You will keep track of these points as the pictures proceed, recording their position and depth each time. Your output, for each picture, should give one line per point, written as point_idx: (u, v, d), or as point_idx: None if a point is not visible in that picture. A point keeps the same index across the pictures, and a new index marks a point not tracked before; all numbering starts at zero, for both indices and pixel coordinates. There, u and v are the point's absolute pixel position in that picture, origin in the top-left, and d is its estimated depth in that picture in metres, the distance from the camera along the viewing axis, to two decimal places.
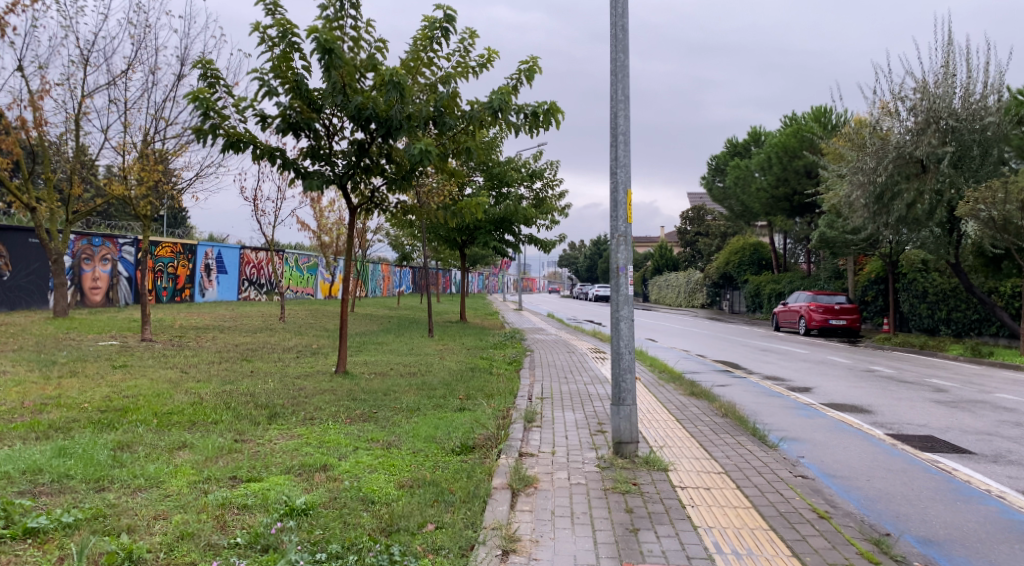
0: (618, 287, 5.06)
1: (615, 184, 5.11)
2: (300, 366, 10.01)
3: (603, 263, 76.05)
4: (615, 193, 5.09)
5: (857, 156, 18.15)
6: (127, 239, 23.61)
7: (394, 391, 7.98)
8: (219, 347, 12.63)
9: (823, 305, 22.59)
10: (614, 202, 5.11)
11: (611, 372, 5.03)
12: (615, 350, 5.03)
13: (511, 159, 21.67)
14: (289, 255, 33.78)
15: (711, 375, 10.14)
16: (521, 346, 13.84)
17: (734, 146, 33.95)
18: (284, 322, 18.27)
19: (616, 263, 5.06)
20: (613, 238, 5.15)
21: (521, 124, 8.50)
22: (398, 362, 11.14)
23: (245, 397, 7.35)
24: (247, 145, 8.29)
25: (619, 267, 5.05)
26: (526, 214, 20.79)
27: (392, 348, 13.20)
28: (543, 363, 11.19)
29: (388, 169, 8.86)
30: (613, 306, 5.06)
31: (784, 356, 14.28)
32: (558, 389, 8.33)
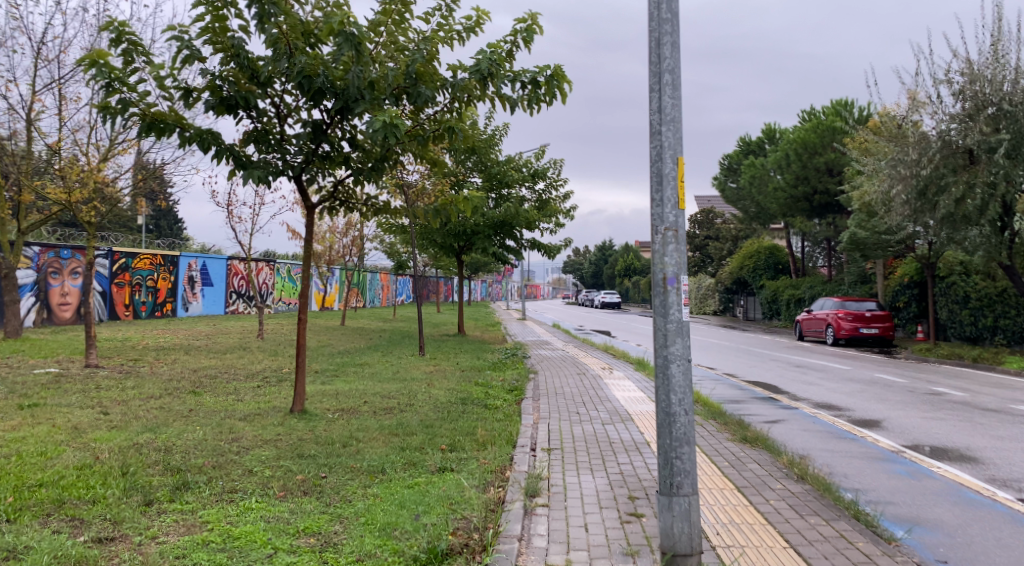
0: (665, 312, 3.30)
1: (658, 151, 3.34)
2: (255, 402, 8.24)
3: (609, 269, 74.04)
4: (659, 164, 3.31)
5: (893, 148, 16.38)
6: (103, 251, 22.30)
7: (357, 440, 6.18)
8: (174, 374, 10.86)
9: (853, 312, 20.73)
10: (658, 177, 3.33)
11: (659, 445, 3.32)
12: (664, 408, 3.32)
13: (510, 157, 19.92)
14: (280, 265, 32.10)
15: (757, 406, 8.32)
16: (523, 366, 12.03)
17: (747, 144, 32.19)
18: (262, 340, 16.52)
19: (662, 273, 3.30)
20: (656, 233, 3.38)
21: (518, 96, 6.77)
22: (376, 391, 9.34)
23: (158, 453, 5.53)
24: (171, 128, 6.49)
25: (667, 279, 3.30)
26: (528, 216, 19.00)
27: (375, 372, 11.40)
28: (549, 390, 9.41)
29: (354, 158, 7.14)
30: (659, 341, 3.31)
31: (824, 374, 12.43)
32: (570, 432, 6.58)
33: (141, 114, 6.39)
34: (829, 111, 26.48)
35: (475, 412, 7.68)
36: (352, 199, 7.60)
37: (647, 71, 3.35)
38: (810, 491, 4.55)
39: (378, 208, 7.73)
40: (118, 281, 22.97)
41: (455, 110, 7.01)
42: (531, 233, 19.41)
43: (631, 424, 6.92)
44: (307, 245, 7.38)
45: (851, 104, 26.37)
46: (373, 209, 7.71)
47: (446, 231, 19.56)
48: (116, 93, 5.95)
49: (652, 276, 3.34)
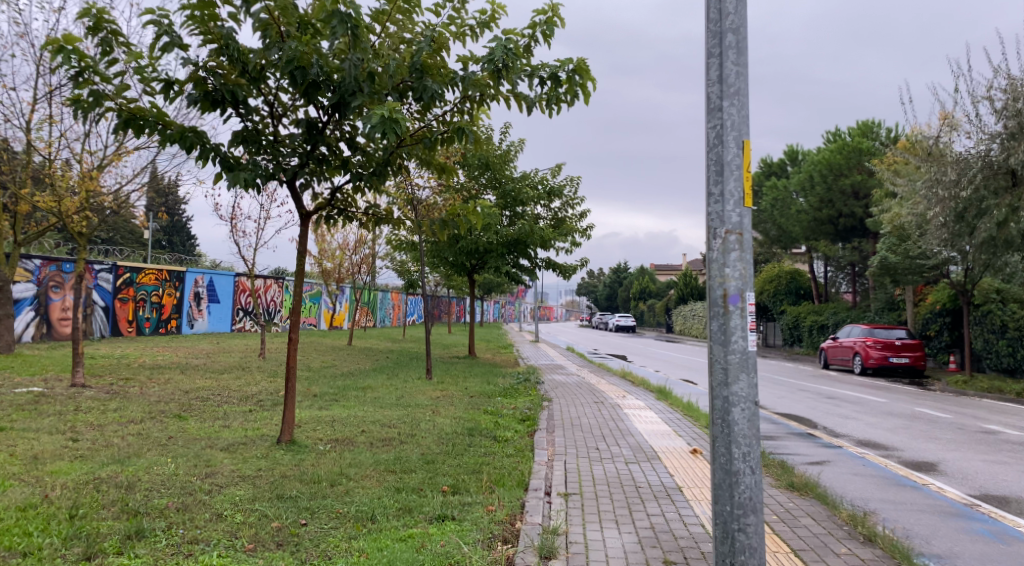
0: (727, 345, 3.13)
1: (719, 142, 3.21)
2: (243, 430, 7.53)
3: (623, 293, 73.14)
4: (721, 158, 3.19)
5: (929, 168, 15.62)
6: (104, 265, 21.82)
7: (348, 479, 5.44)
8: (163, 396, 10.16)
9: (881, 340, 19.80)
10: (720, 170, 3.21)
11: (718, 501, 3.15)
12: (726, 457, 3.13)
13: (525, 174, 19.29)
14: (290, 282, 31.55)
15: (794, 444, 7.50)
16: (535, 393, 11.26)
17: (768, 166, 31.39)
18: (264, 360, 15.85)
19: (725, 294, 3.16)
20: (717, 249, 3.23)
21: (535, 97, 6.16)
22: (376, 419, 8.60)
23: (116, 490, 4.81)
24: (152, 126, 5.87)
25: (729, 299, 3.15)
26: (543, 235, 18.34)
27: (377, 397, 10.65)
28: (565, 421, 8.66)
29: (356, 161, 6.54)
30: (721, 378, 3.15)
31: (859, 406, 11.57)
32: (590, 472, 5.82)
33: (119, 110, 5.79)
34: (855, 132, 25.78)
35: (483, 446, 6.94)
36: (352, 208, 6.95)
37: (707, 31, 3.26)
38: (884, 558, 3.76)
39: (381, 218, 7.07)
40: (121, 296, 22.48)
41: (466, 111, 6.40)
42: (545, 252, 18.72)
43: (659, 463, 6.15)
44: (300, 257, 6.73)
45: (878, 125, 25.67)
46: (376, 218, 7.05)
47: (458, 248, 18.90)
48: (87, 83, 5.34)
49: (714, 302, 3.19)
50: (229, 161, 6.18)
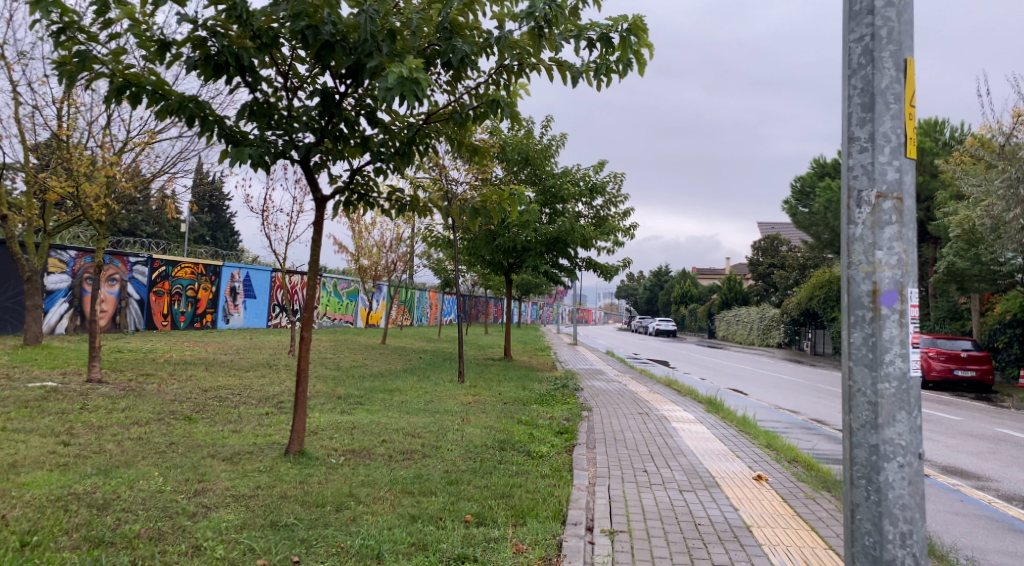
0: (883, 362, 2.72)
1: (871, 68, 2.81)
2: (254, 436, 6.87)
3: (664, 296, 71.64)
4: (873, 100, 2.80)
5: (1008, 166, 14.32)
6: (140, 257, 21.62)
7: (358, 502, 4.71)
8: (180, 395, 9.63)
9: (946, 351, 18.34)
10: (868, 108, 2.81)
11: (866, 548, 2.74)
12: (878, 499, 2.72)
13: (567, 170, 18.50)
14: (326, 279, 31.27)
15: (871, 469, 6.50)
16: (574, 400, 10.45)
17: (822, 166, 29.85)
18: (292, 358, 15.33)
19: (880, 290, 2.75)
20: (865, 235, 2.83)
21: (581, 65, 5.41)
22: (399, 426, 7.87)
23: (87, 510, 4.14)
24: (149, 96, 5.25)
25: (884, 297, 2.74)
26: (584, 233, 17.53)
27: (404, 401, 9.95)
28: (609, 434, 7.85)
29: (377, 139, 5.82)
30: (874, 406, 2.73)
31: (932, 424, 10.46)
32: (636, 503, 4.98)
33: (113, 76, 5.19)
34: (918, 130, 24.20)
35: (515, 463, 6.16)
36: (373, 192, 6.21)
37: None
38: None
39: (404, 204, 6.30)
40: (156, 289, 22.29)
41: (502, 82, 5.70)
42: (586, 252, 17.88)
43: (718, 493, 5.29)
44: (313, 246, 6.04)
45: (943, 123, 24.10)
46: (397, 203, 6.30)
47: (495, 246, 18.15)
48: (71, 43, 4.75)
49: (869, 307, 2.77)
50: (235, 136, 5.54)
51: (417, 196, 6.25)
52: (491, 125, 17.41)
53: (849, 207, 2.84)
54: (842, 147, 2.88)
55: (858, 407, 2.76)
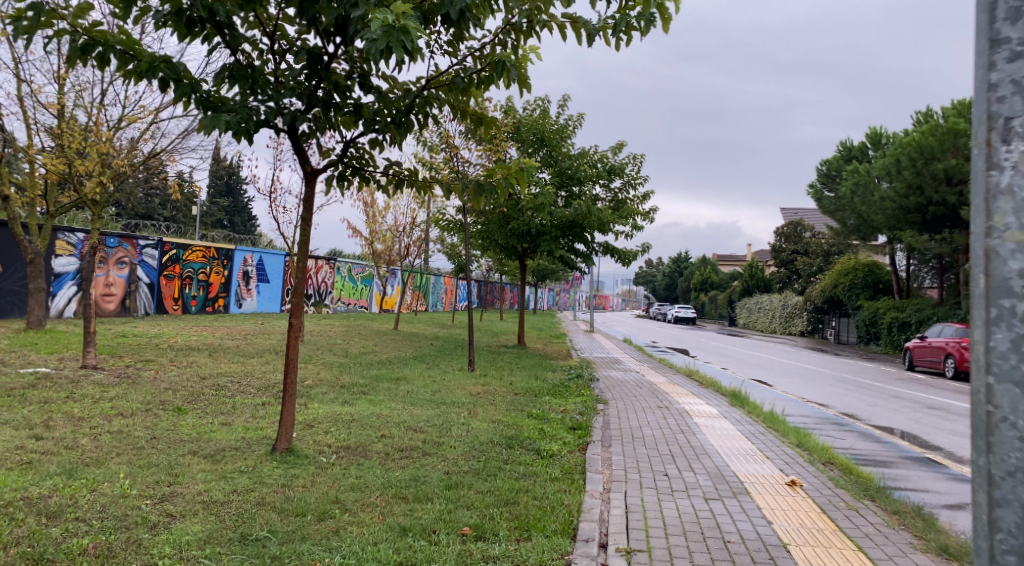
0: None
1: None
2: (244, 431, 6.42)
3: (683, 283, 70.73)
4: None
5: None
6: (151, 240, 21.32)
7: (343, 510, 4.22)
8: (177, 382, 9.22)
9: None
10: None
11: None
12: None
13: (584, 151, 17.83)
14: (341, 263, 30.92)
15: (915, 472, 5.86)
16: (589, 392, 9.88)
17: (848, 149, 28.80)
18: (300, 344, 14.94)
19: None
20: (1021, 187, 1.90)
21: (598, 22, 4.84)
22: (401, 419, 7.36)
23: (39, 518, 3.70)
24: (117, 56, 4.73)
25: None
26: (601, 217, 16.94)
27: (410, 391, 9.44)
28: (625, 430, 7.31)
29: (371, 107, 5.28)
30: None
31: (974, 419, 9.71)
32: (655, 514, 4.45)
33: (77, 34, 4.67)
34: (949, 112, 22.48)
35: (522, 464, 5.63)
36: (368, 167, 5.67)
37: None
38: None
39: (402, 178, 5.74)
40: (167, 273, 22.03)
41: (509, 42, 5.13)
42: (603, 236, 17.29)
43: (747, 501, 4.74)
44: (302, 224, 5.52)
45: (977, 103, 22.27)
46: (393, 178, 5.72)
47: (509, 230, 17.57)
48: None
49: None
50: (214, 102, 5.02)
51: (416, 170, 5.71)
52: (506, 104, 16.89)
53: (993, 143, 1.94)
54: (982, 60, 1.97)
55: (1008, 439, 1.86)
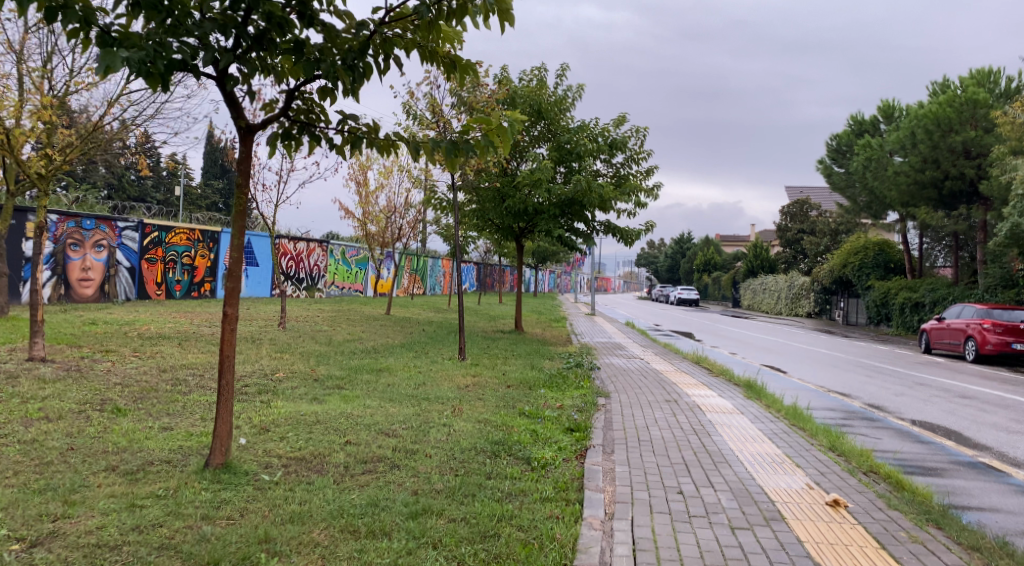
0: None
1: None
2: (184, 438, 5.48)
3: (685, 264, 69.80)
4: None
5: None
6: (131, 222, 20.33)
7: (272, 555, 3.32)
8: (131, 376, 8.31)
9: (1002, 322, 16.18)
10: None
11: None
12: None
13: (584, 124, 16.80)
14: (334, 245, 29.98)
15: (973, 482, 4.93)
16: (589, 383, 8.94)
17: (859, 122, 27.67)
18: (282, 332, 14.04)
19: None
20: None
21: None
22: (372, 420, 6.44)
23: None
24: None
25: None
26: (602, 193, 15.93)
27: (391, 385, 8.51)
28: (629, 430, 6.39)
29: (319, 46, 4.31)
30: None
31: (1014, 410, 8.74)
32: (669, 553, 3.55)
33: None
34: (968, 81, 21.27)
35: (509, 479, 4.75)
36: (319, 123, 4.68)
37: None
38: None
39: (359, 136, 4.59)
40: (149, 256, 21.08)
41: None
42: (604, 215, 16.30)
43: (784, 530, 3.83)
44: (239, 193, 4.57)
45: (998, 72, 21.10)
46: (348, 137, 4.63)
47: (504, 208, 16.53)
48: None
49: None
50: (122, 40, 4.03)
51: (375, 127, 4.58)
52: (500, 73, 15.83)
53: None
54: None
55: None
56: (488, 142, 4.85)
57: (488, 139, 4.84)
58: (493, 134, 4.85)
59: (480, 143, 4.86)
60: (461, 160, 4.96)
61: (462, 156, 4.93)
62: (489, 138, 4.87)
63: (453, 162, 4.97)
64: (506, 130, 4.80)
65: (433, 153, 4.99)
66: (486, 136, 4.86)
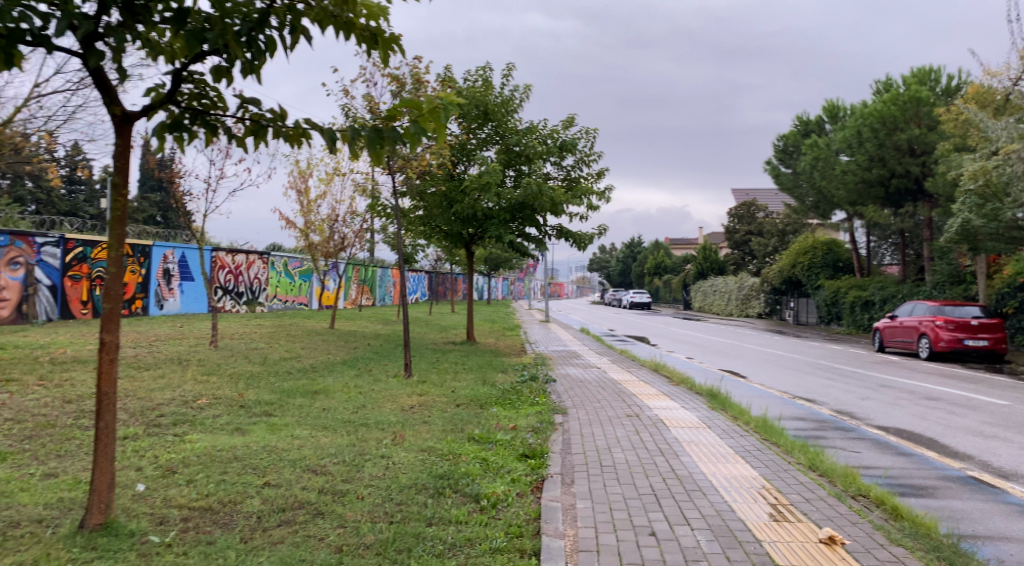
0: None
1: None
2: (66, 489, 4.61)
3: (636, 268, 70.16)
4: None
5: None
6: (51, 238, 18.91)
7: None
8: (26, 410, 7.32)
9: (954, 319, 16.20)
10: None
11: None
12: None
13: (532, 126, 16.22)
14: (275, 257, 28.79)
15: (969, 504, 4.43)
16: (544, 399, 8.28)
17: (804, 123, 27.86)
18: (213, 351, 13.03)
19: None
20: None
21: None
22: (298, 455, 5.66)
23: None
24: None
25: None
26: (553, 197, 15.26)
27: (327, 411, 7.72)
28: (589, 452, 5.76)
29: (208, 14, 3.57)
30: None
31: (983, 412, 8.45)
32: None
33: None
34: (910, 80, 21.49)
35: (453, 525, 4.07)
36: (216, 110, 3.96)
37: None
38: None
39: (262, 124, 3.86)
40: (73, 274, 19.67)
41: None
42: (556, 219, 15.73)
43: None
44: (116, 194, 3.79)
45: (938, 70, 21.39)
46: (249, 127, 3.89)
47: (452, 214, 15.81)
48: None
49: None
50: None
51: (282, 114, 3.86)
52: (444, 73, 15.15)
53: None
54: None
55: None
56: (420, 130, 3.87)
57: (418, 126, 3.87)
58: (424, 120, 3.91)
59: (409, 131, 3.89)
60: (388, 155, 3.99)
61: (389, 147, 3.96)
62: (421, 125, 3.89)
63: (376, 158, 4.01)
64: (441, 115, 3.85)
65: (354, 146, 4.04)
66: (417, 123, 3.89)
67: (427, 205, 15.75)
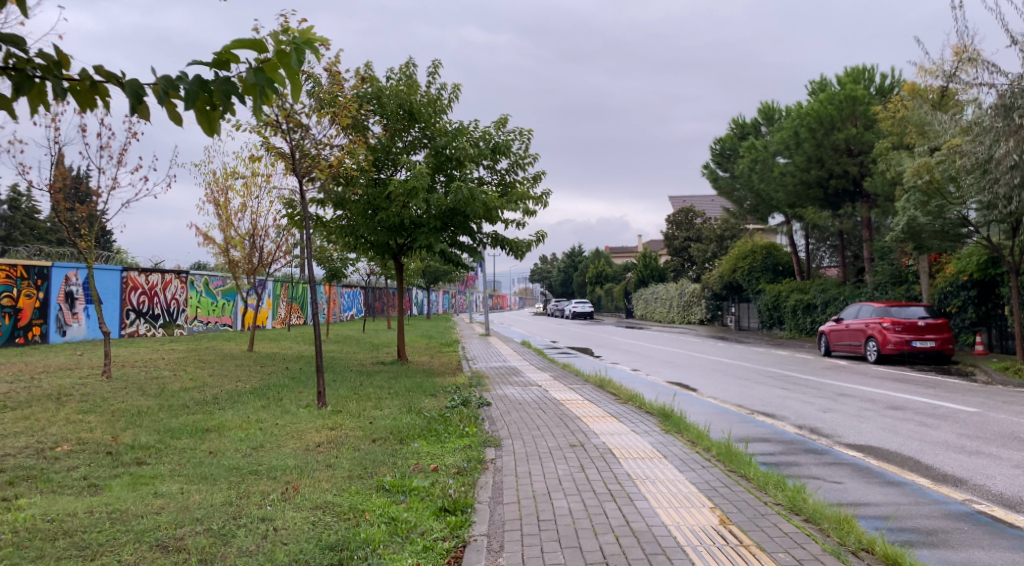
0: None
1: None
2: None
3: (578, 277, 69.76)
4: None
5: (997, 104, 12.20)
6: None
7: None
8: None
9: (901, 320, 15.84)
10: None
11: None
12: None
13: (463, 127, 15.18)
14: (195, 276, 26.88)
15: (994, 556, 3.58)
16: (477, 428, 7.15)
17: (741, 126, 27.75)
18: (105, 383, 11.42)
19: None
20: None
21: None
22: (153, 520, 4.37)
23: None
24: None
25: None
26: (485, 201, 14.18)
27: (214, 456, 6.38)
28: (524, 501, 4.68)
29: None
30: None
31: (957, 422, 7.77)
32: None
33: None
34: (843, 80, 21.42)
35: None
36: None
37: None
38: None
39: (29, 77, 2.72)
40: None
41: None
42: (490, 225, 14.69)
43: None
44: None
45: (870, 70, 21.39)
46: (12, 81, 2.76)
47: (378, 222, 14.58)
48: None
49: None
50: None
51: (57, 59, 2.71)
52: (365, 70, 14.00)
53: None
54: None
55: None
56: (263, 79, 2.71)
57: (260, 76, 2.70)
58: (272, 67, 2.75)
59: (248, 82, 2.71)
60: (222, 120, 2.83)
61: (223, 111, 2.78)
62: (268, 75, 2.74)
63: (207, 124, 2.84)
64: (293, 57, 2.70)
65: (171, 111, 2.82)
66: (260, 71, 2.73)
67: (352, 213, 14.50)
